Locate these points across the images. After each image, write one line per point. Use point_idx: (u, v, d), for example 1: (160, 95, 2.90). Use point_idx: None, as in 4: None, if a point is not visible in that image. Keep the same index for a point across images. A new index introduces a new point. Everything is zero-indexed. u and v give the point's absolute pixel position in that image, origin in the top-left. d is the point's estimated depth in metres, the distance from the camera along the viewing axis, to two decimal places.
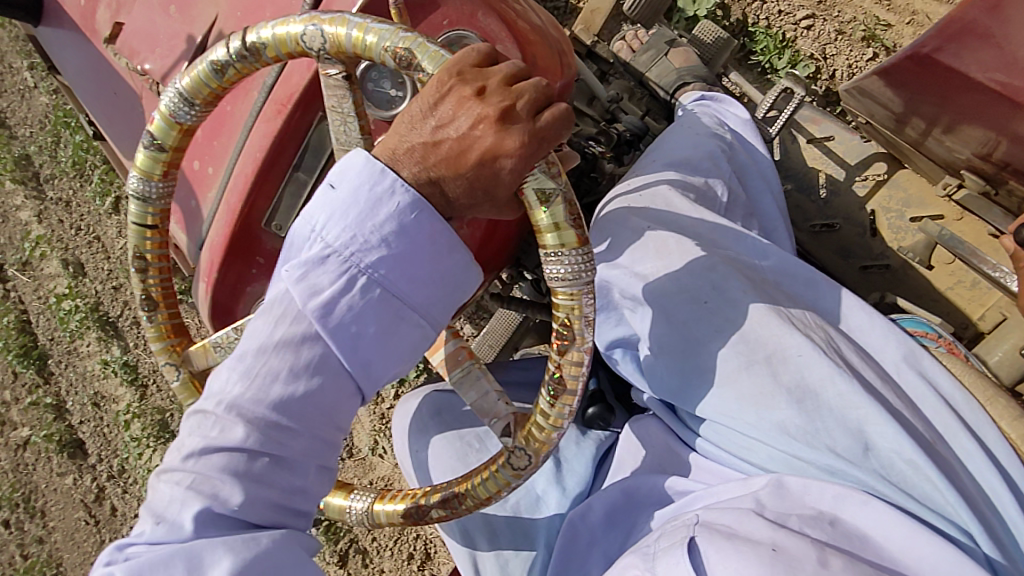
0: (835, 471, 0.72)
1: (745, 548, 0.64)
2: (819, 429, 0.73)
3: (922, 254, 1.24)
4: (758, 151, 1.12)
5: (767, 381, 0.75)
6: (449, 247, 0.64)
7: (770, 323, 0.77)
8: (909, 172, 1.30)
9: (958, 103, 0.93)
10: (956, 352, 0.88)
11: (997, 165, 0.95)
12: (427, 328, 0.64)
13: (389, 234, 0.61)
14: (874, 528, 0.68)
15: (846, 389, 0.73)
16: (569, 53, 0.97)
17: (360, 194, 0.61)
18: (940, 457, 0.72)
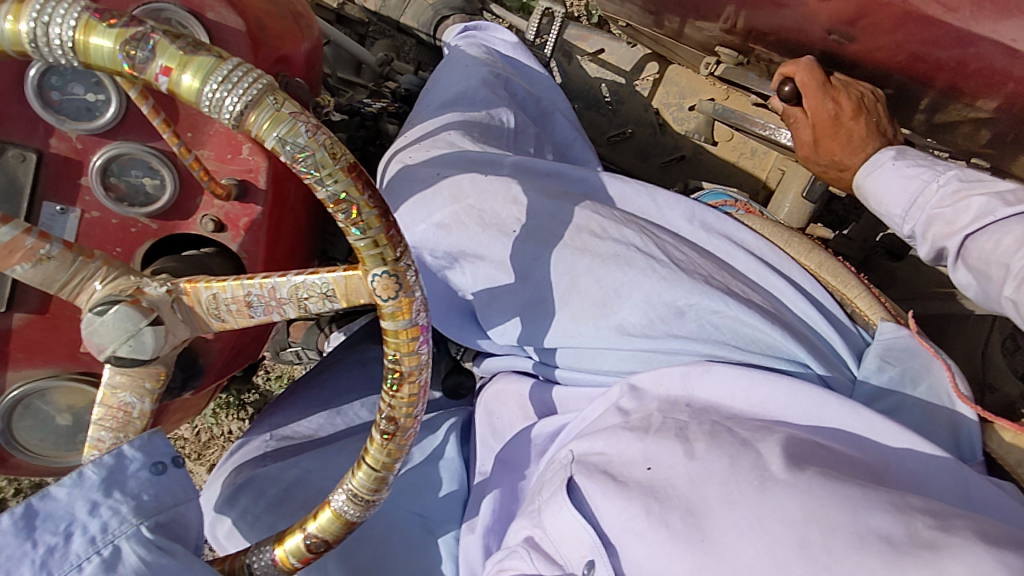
0: (679, 349, 0.72)
1: (622, 478, 0.62)
2: (653, 319, 0.72)
3: (705, 131, 1.32)
4: (533, 68, 1.12)
5: (596, 290, 0.73)
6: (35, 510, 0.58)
7: (581, 237, 0.75)
8: (677, 66, 1.35)
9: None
10: (752, 210, 0.93)
11: (742, 35, 1.00)
12: (98, 566, 0.58)
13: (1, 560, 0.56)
14: (718, 389, 0.69)
15: (664, 272, 0.73)
16: (306, 14, 0.86)
17: None
18: (760, 301, 0.76)
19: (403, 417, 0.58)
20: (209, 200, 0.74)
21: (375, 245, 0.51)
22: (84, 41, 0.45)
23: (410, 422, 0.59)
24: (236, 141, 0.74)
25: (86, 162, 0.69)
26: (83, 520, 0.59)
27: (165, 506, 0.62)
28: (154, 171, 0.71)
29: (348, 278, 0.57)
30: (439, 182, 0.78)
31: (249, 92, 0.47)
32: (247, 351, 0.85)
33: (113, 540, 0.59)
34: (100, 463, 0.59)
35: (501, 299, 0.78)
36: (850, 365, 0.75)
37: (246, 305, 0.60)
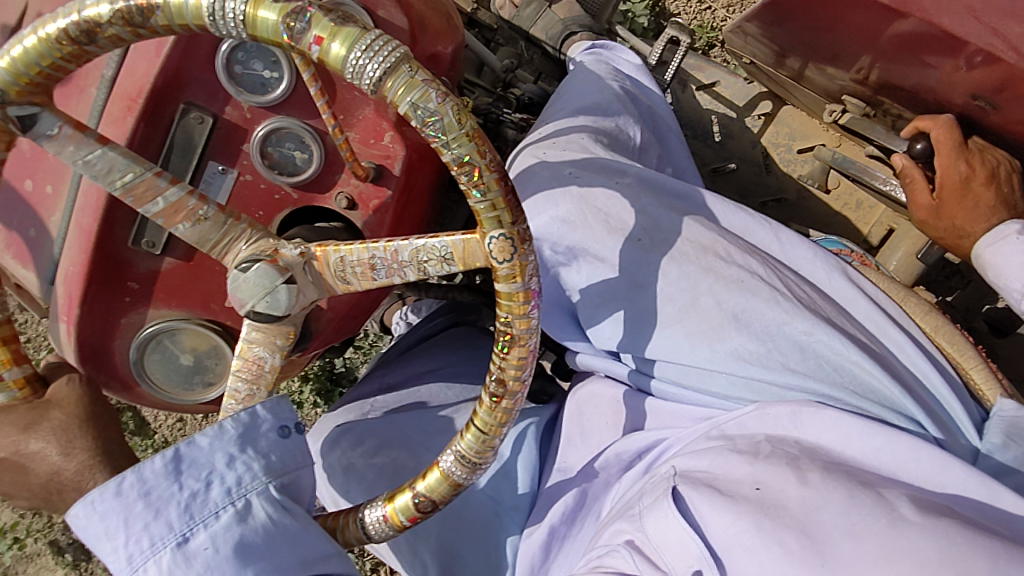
0: (795, 386, 0.73)
1: (729, 492, 0.64)
2: (771, 350, 0.73)
3: (819, 178, 1.30)
4: (654, 92, 1.15)
5: (715, 313, 0.74)
6: (184, 458, 0.63)
7: (707, 257, 0.77)
8: (792, 107, 1.36)
9: (850, 24, 0.90)
10: (868, 263, 0.92)
11: (872, 88, 1.00)
12: (232, 515, 0.63)
13: (149, 495, 0.61)
14: (830, 431, 0.68)
15: (787, 307, 0.74)
16: (455, 17, 0.92)
17: (108, 516, 0.61)
18: (877, 351, 0.76)
19: (512, 381, 0.62)
20: (347, 179, 0.80)
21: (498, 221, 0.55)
22: (307, 31, 0.50)
23: (517, 387, 0.62)
24: (380, 128, 0.80)
25: (251, 131, 0.77)
26: (221, 472, 0.64)
27: (289, 469, 0.68)
28: (305, 146, 0.78)
29: (466, 243, 0.60)
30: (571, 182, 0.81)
31: (388, 59, 0.50)
32: (349, 324, 0.91)
33: (244, 494, 0.64)
34: (239, 421, 0.65)
35: (612, 305, 0.80)
36: (971, 436, 0.73)
37: (370, 267, 0.64)
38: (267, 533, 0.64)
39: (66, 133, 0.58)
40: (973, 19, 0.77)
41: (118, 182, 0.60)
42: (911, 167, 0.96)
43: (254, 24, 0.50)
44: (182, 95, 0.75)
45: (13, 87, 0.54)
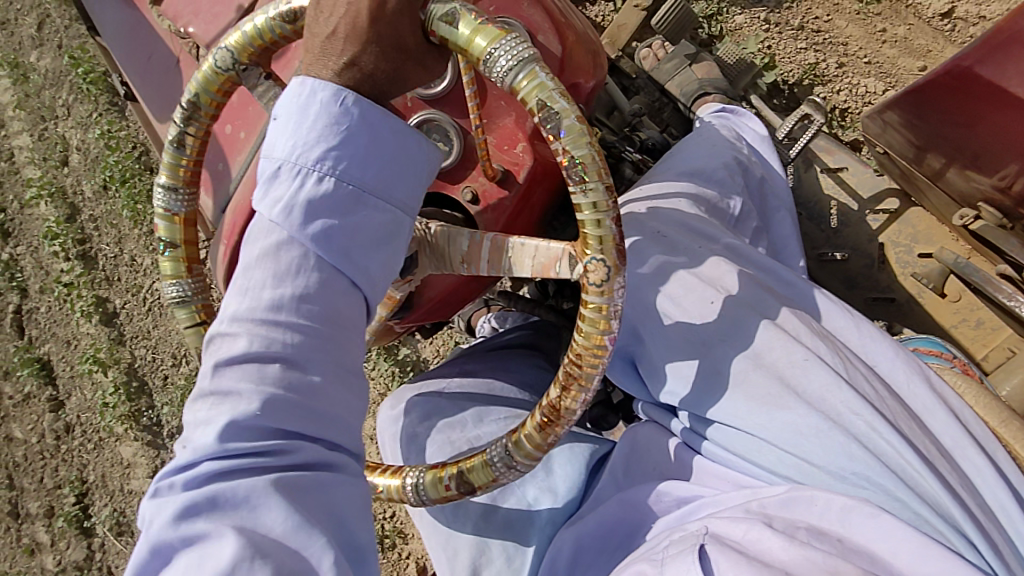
0: (846, 475, 0.71)
1: (762, 567, 0.64)
2: (827, 432, 0.72)
3: (937, 281, 1.25)
4: (773, 166, 1.17)
5: (774, 385, 0.75)
6: (388, 125, 0.63)
7: (776, 336, 0.77)
8: (920, 210, 1.33)
9: (994, 122, 0.91)
10: (970, 371, 0.89)
11: (1014, 199, 0.95)
12: (388, 216, 0.64)
13: (325, 132, 0.60)
14: (879, 539, 0.66)
15: (847, 397, 0.72)
16: (603, 55, 1.00)
17: (295, 104, 0.61)
18: (948, 471, 0.71)
19: (575, 387, 0.67)
20: (475, 175, 0.88)
21: (600, 240, 0.63)
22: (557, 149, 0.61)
23: (580, 389, 0.67)
24: (515, 138, 0.88)
25: (407, 116, 0.88)
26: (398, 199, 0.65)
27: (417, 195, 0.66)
28: (448, 140, 0.86)
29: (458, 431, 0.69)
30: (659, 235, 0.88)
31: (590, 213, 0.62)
32: (449, 305, 0.97)
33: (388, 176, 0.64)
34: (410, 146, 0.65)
35: (677, 359, 0.81)
36: None
37: None
38: (391, 254, 0.65)
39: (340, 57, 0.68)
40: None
41: None
42: None
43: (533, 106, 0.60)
44: None
45: (248, 47, 0.67)
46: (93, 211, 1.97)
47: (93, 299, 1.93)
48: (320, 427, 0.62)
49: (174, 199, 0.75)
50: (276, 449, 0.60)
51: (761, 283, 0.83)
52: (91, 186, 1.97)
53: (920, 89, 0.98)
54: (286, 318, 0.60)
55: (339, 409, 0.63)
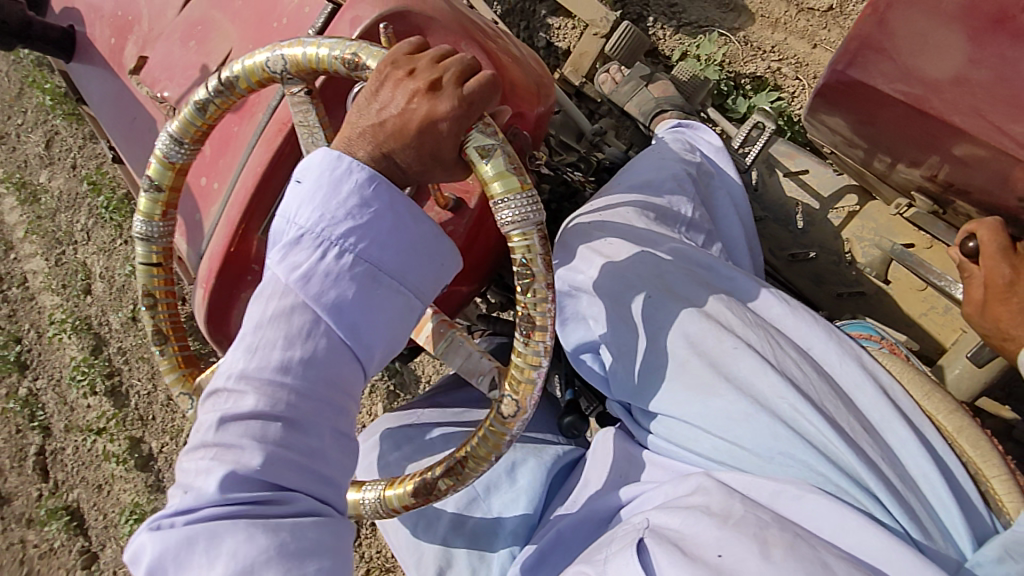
0: (773, 454, 0.75)
1: (691, 557, 0.68)
2: (756, 415, 0.76)
3: (877, 268, 1.32)
4: (730, 175, 1.22)
5: (707, 372, 0.80)
6: (411, 216, 0.70)
7: (710, 326, 0.82)
8: (878, 203, 1.36)
9: (882, 118, 0.97)
10: (896, 351, 0.93)
11: (941, 185, 1.01)
12: (402, 301, 0.71)
13: (354, 208, 0.68)
14: (802, 513, 0.72)
15: (773, 381, 0.77)
16: (548, 84, 1.07)
17: (321, 175, 0.68)
18: (870, 444, 0.75)
19: (522, 387, 0.72)
20: (430, 206, 0.96)
21: (526, 250, 0.69)
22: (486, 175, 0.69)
23: (526, 390, 0.72)
24: None
25: None
26: (421, 275, 0.72)
27: (425, 289, 0.73)
28: None
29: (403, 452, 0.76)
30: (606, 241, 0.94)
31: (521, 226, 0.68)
32: None
33: (398, 271, 0.70)
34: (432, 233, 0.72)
35: (627, 355, 0.86)
36: (965, 547, 0.71)
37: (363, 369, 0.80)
38: (398, 333, 0.72)
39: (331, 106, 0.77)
40: (979, 116, 0.86)
41: None
42: (968, 264, 0.96)
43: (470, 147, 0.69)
44: None
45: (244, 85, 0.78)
46: (107, 269, 2.10)
47: (115, 353, 2.06)
48: (315, 483, 0.67)
49: (174, 149, 0.82)
50: (274, 499, 0.65)
51: (699, 279, 0.88)
52: (101, 246, 2.09)
53: (820, 93, 1.03)
54: (292, 381, 0.66)
55: (337, 468, 0.69)
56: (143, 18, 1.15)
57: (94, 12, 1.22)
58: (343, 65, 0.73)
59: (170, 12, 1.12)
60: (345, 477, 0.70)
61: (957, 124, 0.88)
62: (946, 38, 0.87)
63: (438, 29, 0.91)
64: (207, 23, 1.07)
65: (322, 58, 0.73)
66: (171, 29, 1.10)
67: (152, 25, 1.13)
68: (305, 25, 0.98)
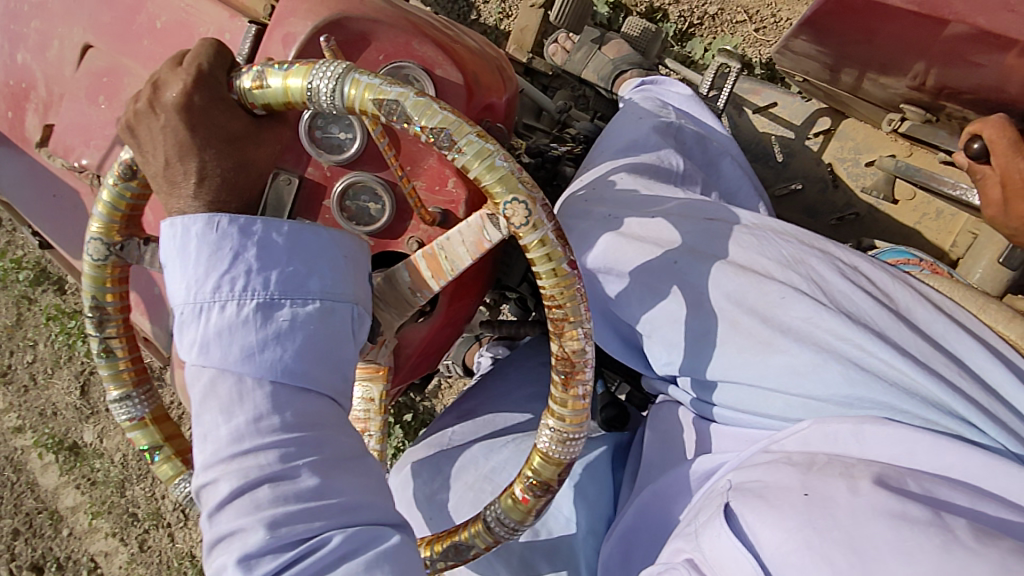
0: (855, 399, 0.70)
1: (777, 501, 0.64)
2: (824, 360, 0.71)
3: (884, 191, 1.28)
4: (709, 123, 1.17)
5: (761, 329, 0.74)
6: (274, 232, 0.64)
7: (754, 277, 0.77)
8: (852, 120, 1.33)
9: (884, 33, 0.90)
10: (939, 271, 0.91)
11: (932, 92, 0.96)
12: (316, 310, 0.64)
13: (252, 259, 0.62)
14: (892, 447, 0.66)
15: (832, 323, 0.72)
16: (507, 67, 0.99)
17: (211, 245, 0.62)
18: (945, 365, 0.71)
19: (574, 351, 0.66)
20: (416, 224, 0.87)
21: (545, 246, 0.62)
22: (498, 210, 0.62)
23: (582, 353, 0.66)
24: (443, 176, 0.87)
25: (331, 186, 0.86)
26: (326, 271, 0.65)
27: (367, 308, 0.69)
28: (377, 198, 0.86)
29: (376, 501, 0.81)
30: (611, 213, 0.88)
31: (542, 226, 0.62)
32: (429, 354, 0.96)
33: (331, 301, 0.65)
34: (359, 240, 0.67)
35: (664, 330, 0.81)
36: None
37: None
38: (330, 340, 0.65)
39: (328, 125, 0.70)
40: (1007, 11, 0.76)
41: None
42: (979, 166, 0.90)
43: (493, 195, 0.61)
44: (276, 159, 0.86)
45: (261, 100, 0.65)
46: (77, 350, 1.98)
47: (105, 431, 1.97)
48: (349, 516, 0.62)
49: (325, 99, 0.62)
50: (314, 545, 0.59)
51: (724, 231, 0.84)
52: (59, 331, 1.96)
53: (812, 19, 0.95)
54: (252, 445, 0.60)
55: (354, 495, 0.63)
56: (38, 82, 1.03)
57: None
58: (322, 97, 0.62)
59: (66, 68, 1.00)
60: (383, 499, 0.66)
61: (970, 22, 0.79)
62: None
63: (383, 31, 0.83)
64: (114, 72, 0.96)
65: (295, 88, 0.63)
66: (74, 88, 0.99)
67: (52, 88, 1.01)
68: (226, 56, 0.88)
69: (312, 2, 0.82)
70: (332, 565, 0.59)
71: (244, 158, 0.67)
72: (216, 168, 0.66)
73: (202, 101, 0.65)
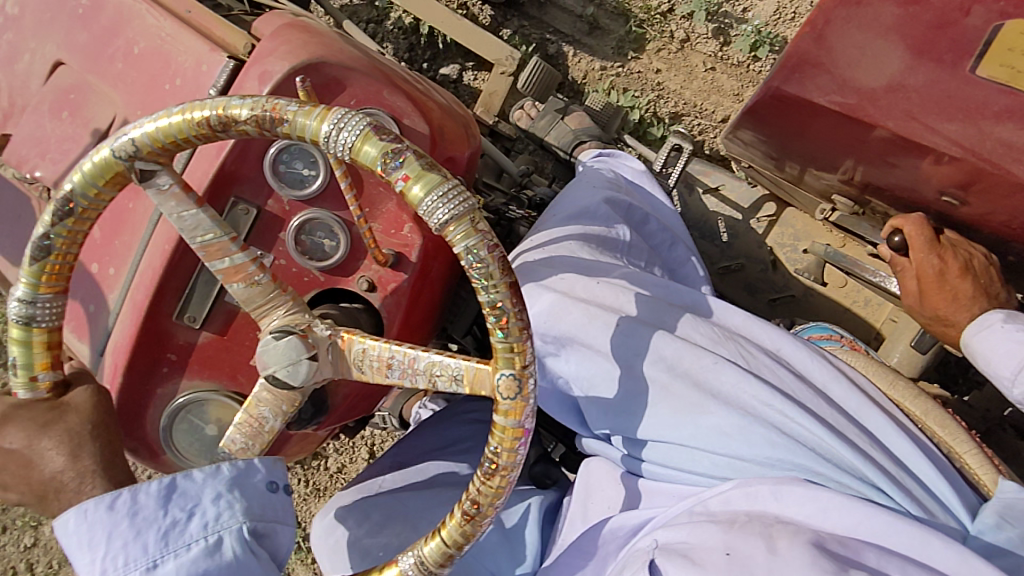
0: (777, 463, 0.75)
1: (701, 562, 0.66)
2: (751, 424, 0.76)
3: (814, 272, 1.37)
4: (659, 199, 1.25)
5: (694, 393, 0.78)
6: (169, 495, 0.70)
7: (690, 352, 0.80)
8: (794, 210, 1.43)
9: (816, 130, 0.99)
10: (856, 347, 0.99)
11: (859, 186, 1.06)
12: (202, 549, 0.70)
13: (150, 543, 0.69)
14: (808, 507, 0.70)
15: (760, 390, 0.77)
16: (473, 126, 1.04)
17: (96, 527, 0.68)
18: (857, 435, 0.78)
19: (506, 449, 0.65)
20: (368, 264, 0.89)
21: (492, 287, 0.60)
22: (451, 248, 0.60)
23: (511, 456, 0.65)
24: (401, 220, 0.90)
25: (287, 221, 0.88)
26: (204, 506, 0.71)
27: (265, 518, 0.74)
28: (333, 235, 0.87)
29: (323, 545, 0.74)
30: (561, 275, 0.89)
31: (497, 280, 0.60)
32: (369, 393, 0.97)
33: (220, 530, 0.71)
34: (234, 464, 0.72)
35: (600, 388, 0.82)
36: (962, 518, 0.74)
37: (387, 365, 0.70)
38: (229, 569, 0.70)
39: (174, 191, 0.68)
40: (912, 120, 0.88)
41: (201, 237, 0.69)
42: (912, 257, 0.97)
43: (411, 198, 0.60)
44: (232, 190, 0.87)
45: (147, 147, 0.64)
46: None
47: None
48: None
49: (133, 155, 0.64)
50: None
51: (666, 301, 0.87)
52: None
53: (754, 109, 1.04)
54: None
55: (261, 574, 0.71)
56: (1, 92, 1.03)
57: None
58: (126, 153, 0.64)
59: (33, 81, 1.00)
60: None
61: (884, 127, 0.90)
62: (884, 52, 0.89)
63: (358, 78, 0.87)
64: (80, 90, 0.97)
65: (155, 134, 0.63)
66: (37, 101, 0.99)
67: (15, 99, 1.01)
68: (201, 86, 0.91)
69: (292, 45, 0.86)
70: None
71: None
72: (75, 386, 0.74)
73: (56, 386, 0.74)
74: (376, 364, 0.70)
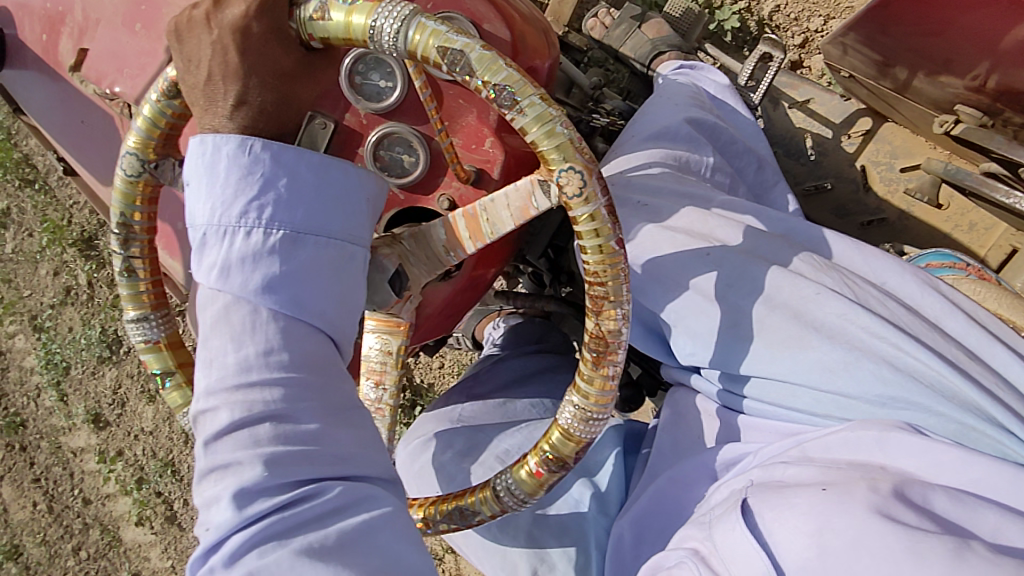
0: (888, 399, 0.68)
1: (795, 498, 0.62)
2: (857, 358, 0.69)
3: (929, 193, 1.24)
4: (742, 114, 1.16)
5: (793, 325, 0.72)
6: (312, 170, 0.61)
7: (791, 281, 0.74)
8: (893, 124, 1.31)
9: (964, 23, 0.88)
10: (987, 277, 0.87)
11: (991, 96, 0.94)
12: (339, 250, 0.62)
13: (301, 210, 0.60)
14: (917, 457, 0.63)
15: (870, 322, 0.70)
16: (553, 32, 0.96)
17: (252, 163, 0.59)
18: (979, 370, 0.69)
19: (588, 415, 0.67)
20: (449, 181, 0.84)
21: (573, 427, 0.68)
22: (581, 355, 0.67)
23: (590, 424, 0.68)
24: (482, 134, 0.85)
25: (366, 135, 0.84)
26: (347, 208, 0.62)
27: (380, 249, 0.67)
28: (412, 150, 0.84)
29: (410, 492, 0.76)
30: (645, 202, 0.86)
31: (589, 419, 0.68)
32: (450, 314, 0.95)
33: (353, 239, 0.63)
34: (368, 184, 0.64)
35: (693, 317, 0.78)
36: None
37: (377, 377, 0.78)
38: (353, 279, 0.63)
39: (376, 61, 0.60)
40: None
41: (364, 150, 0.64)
42: None
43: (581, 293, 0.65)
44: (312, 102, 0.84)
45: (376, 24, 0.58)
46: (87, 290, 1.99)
47: (108, 376, 1.98)
48: (341, 466, 0.59)
49: (387, 40, 0.57)
50: (306, 495, 0.57)
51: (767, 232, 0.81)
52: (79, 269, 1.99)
53: (885, 4, 0.92)
54: (263, 380, 0.58)
55: (350, 445, 0.60)
56: (75, 6, 1.00)
57: (19, 8, 1.06)
58: (384, 38, 0.57)
59: None
60: (372, 456, 0.62)
61: None
62: None
63: None
64: (152, 0, 0.93)
65: (418, 39, 0.57)
66: (110, 13, 0.96)
67: (87, 12, 0.98)
68: None
69: None
70: (324, 517, 0.57)
71: (290, 94, 0.64)
72: (257, 97, 0.62)
73: (259, 32, 0.61)
74: (383, 360, 0.77)
